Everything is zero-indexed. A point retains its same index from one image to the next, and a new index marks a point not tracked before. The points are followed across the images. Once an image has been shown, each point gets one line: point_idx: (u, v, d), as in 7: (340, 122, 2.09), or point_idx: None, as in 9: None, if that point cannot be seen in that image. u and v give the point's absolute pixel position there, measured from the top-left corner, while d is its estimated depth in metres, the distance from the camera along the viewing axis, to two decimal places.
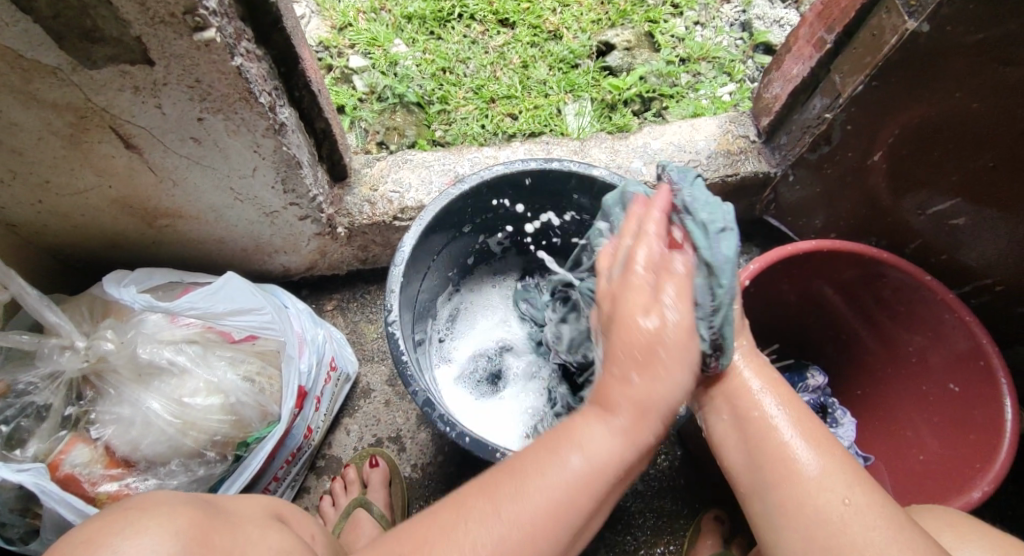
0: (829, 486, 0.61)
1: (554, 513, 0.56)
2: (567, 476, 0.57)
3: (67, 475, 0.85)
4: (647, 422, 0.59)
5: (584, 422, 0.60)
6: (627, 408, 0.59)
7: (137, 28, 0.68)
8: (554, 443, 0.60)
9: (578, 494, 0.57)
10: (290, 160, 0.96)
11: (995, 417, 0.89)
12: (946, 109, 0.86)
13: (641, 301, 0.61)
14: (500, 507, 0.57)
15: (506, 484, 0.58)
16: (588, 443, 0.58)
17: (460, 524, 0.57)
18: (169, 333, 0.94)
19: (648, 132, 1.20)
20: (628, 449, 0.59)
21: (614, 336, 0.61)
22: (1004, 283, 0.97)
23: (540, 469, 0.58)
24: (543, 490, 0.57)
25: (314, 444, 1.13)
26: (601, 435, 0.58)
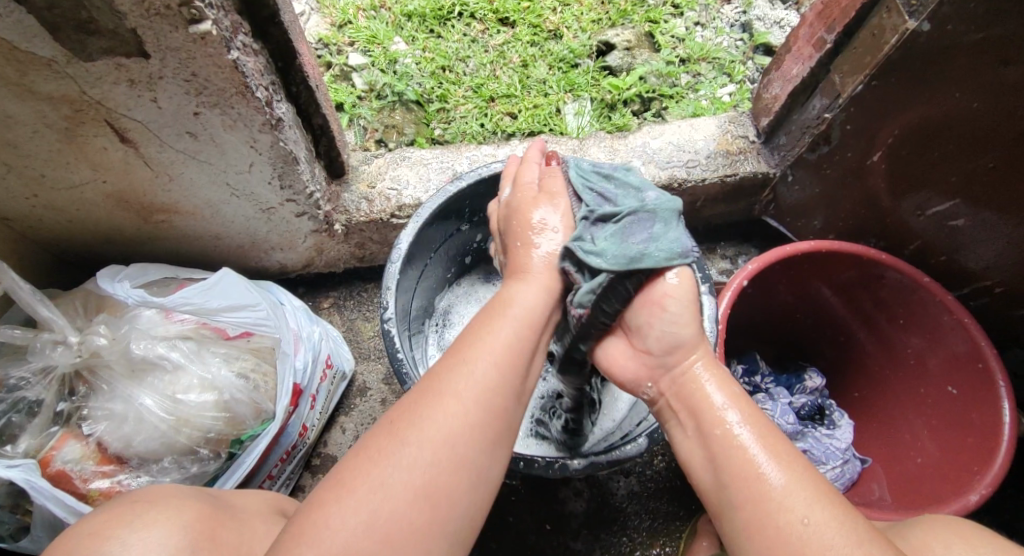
0: (788, 504, 0.60)
1: (516, 355, 0.68)
2: (508, 326, 0.69)
3: (58, 472, 0.85)
4: (555, 275, 0.78)
5: (511, 288, 0.75)
6: (538, 267, 0.78)
7: (133, 20, 0.67)
8: (495, 309, 0.72)
9: (526, 335, 0.70)
10: (287, 155, 0.95)
11: (994, 419, 0.89)
12: (946, 109, 0.85)
13: (530, 199, 0.82)
14: (467, 365, 0.65)
15: (465, 349, 0.67)
16: (522, 299, 0.73)
17: (440, 384, 0.63)
18: (163, 328, 0.93)
19: (647, 132, 1.20)
20: (549, 298, 0.75)
21: (514, 222, 0.82)
22: (1003, 285, 0.97)
23: (476, 336, 0.68)
24: (497, 337, 0.68)
25: (310, 442, 1.12)
26: (528, 290, 0.75)
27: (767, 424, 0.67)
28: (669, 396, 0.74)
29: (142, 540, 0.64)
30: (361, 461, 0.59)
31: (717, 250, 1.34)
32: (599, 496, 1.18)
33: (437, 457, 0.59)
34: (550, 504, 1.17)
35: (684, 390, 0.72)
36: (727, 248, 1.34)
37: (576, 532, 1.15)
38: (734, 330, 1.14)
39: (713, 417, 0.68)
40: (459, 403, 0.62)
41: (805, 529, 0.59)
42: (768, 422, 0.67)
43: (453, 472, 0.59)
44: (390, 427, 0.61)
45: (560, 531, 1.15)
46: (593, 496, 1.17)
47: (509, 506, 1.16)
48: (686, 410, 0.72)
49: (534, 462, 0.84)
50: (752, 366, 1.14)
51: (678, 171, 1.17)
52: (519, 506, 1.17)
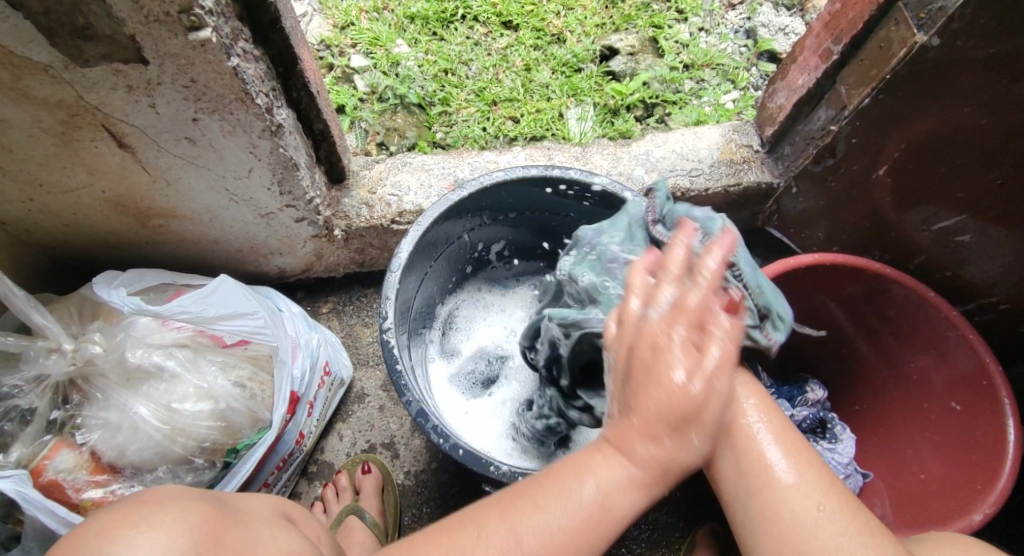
0: (804, 493, 0.61)
1: (560, 548, 0.57)
2: (582, 506, 0.58)
3: (50, 481, 0.84)
4: (659, 483, 0.58)
5: (596, 461, 0.58)
6: (642, 459, 0.57)
7: (130, 26, 0.66)
8: (568, 469, 0.60)
9: (582, 529, 0.58)
10: (287, 161, 0.94)
11: (998, 435, 0.88)
12: (954, 124, 0.84)
13: (676, 354, 0.55)
14: (523, 525, 0.58)
15: (518, 505, 0.59)
16: (598, 477, 0.58)
17: (480, 538, 0.58)
18: (160, 336, 0.91)
19: (650, 140, 1.19)
20: (641, 498, 0.58)
21: (647, 392, 0.55)
22: (1009, 301, 0.96)
23: (547, 497, 0.59)
24: (564, 510, 0.58)
25: (306, 450, 1.11)
26: (613, 473, 0.57)
27: (781, 416, 0.68)
28: None
29: (146, 541, 0.53)
30: None
31: None
32: None
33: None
34: None
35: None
36: None
37: None
38: None
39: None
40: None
41: (820, 519, 0.60)
42: (781, 412, 0.68)
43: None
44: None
45: None
46: None
47: None
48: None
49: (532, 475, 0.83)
50: (754, 377, 1.11)
51: (681, 179, 1.16)
52: None
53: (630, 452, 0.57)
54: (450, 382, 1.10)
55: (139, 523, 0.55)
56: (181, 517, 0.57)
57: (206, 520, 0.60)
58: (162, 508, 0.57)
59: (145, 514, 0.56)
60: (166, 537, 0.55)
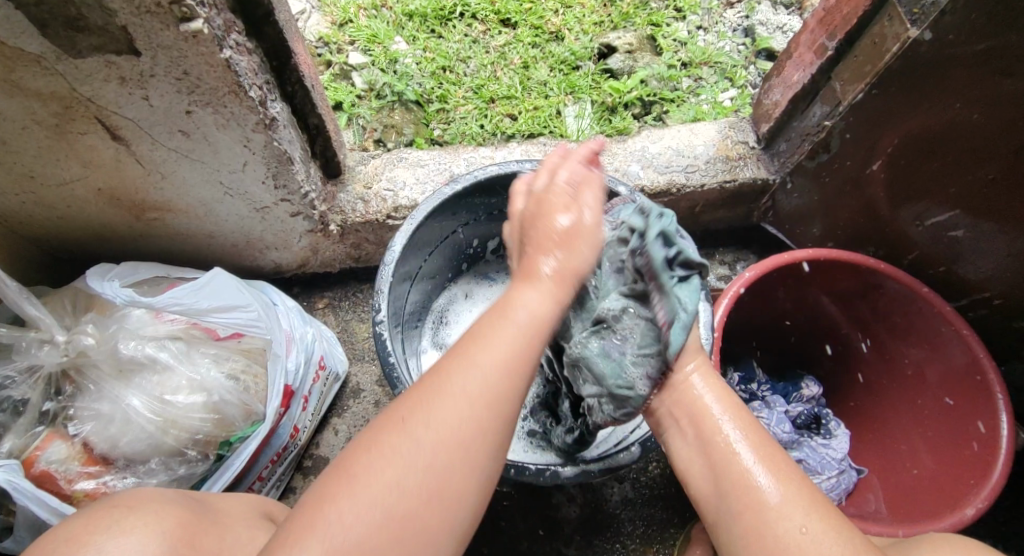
0: (786, 515, 0.61)
1: (520, 355, 0.60)
2: (518, 329, 0.61)
3: (42, 472, 0.84)
4: (569, 286, 0.64)
5: (515, 289, 0.64)
6: (549, 274, 0.63)
7: (123, 17, 0.66)
8: (494, 313, 0.63)
9: (530, 339, 0.61)
10: (281, 155, 0.94)
11: (990, 433, 0.88)
12: (946, 119, 0.84)
13: (560, 203, 0.67)
14: (474, 358, 0.59)
15: (466, 344, 0.60)
16: (529, 304, 0.62)
17: (443, 383, 0.58)
18: (153, 328, 0.91)
19: (646, 136, 1.19)
20: (560, 310, 0.64)
21: (534, 232, 0.66)
22: (1002, 297, 0.96)
23: (483, 335, 0.60)
24: (506, 340, 0.60)
25: (301, 444, 1.11)
26: (541, 296, 0.63)
27: (761, 435, 0.68)
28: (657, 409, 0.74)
29: (119, 545, 0.62)
30: (361, 453, 0.56)
31: (715, 256, 1.32)
32: (592, 501, 1.17)
33: (445, 450, 0.55)
34: (542, 508, 1.16)
35: (684, 399, 0.72)
36: (725, 254, 1.33)
37: (568, 538, 1.14)
38: (730, 336, 1.13)
39: (712, 424, 0.69)
40: (468, 401, 0.57)
41: (803, 538, 0.60)
42: (761, 430, 0.69)
43: (457, 476, 0.56)
44: (398, 421, 0.57)
45: (552, 538, 1.14)
46: (586, 503, 1.16)
47: (503, 512, 1.15)
48: (686, 420, 0.72)
49: (524, 468, 0.83)
50: (748, 374, 1.15)
51: (676, 175, 1.16)
52: (513, 511, 1.16)
53: (542, 267, 0.64)
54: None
55: (110, 529, 0.63)
56: (155, 521, 0.65)
57: (181, 523, 0.67)
58: (135, 513, 0.65)
59: (119, 518, 0.64)
60: (137, 539, 0.63)
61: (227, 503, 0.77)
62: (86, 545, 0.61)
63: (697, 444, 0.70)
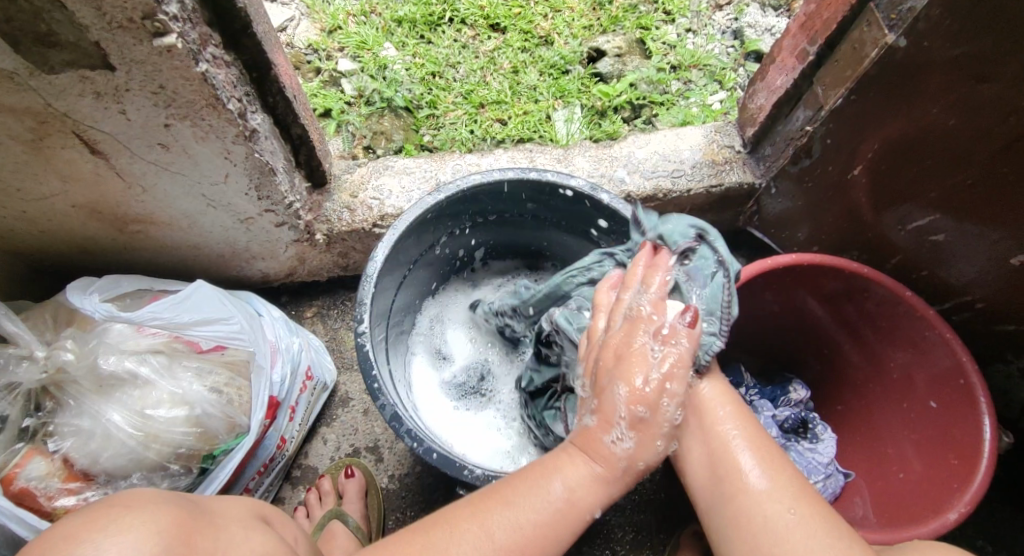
0: (776, 499, 0.62)
1: (531, 544, 0.63)
2: (549, 508, 0.64)
3: (21, 490, 0.83)
4: (621, 472, 0.65)
5: (568, 463, 0.66)
6: (608, 459, 0.65)
7: (95, 33, 0.66)
8: (537, 472, 0.66)
9: (551, 526, 0.64)
10: (263, 166, 0.94)
11: (974, 436, 0.88)
12: (923, 126, 0.84)
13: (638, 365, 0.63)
14: (489, 533, 0.62)
15: (488, 508, 0.64)
16: (568, 478, 0.65)
17: (450, 552, 0.62)
18: (134, 342, 0.91)
19: (632, 141, 1.19)
20: (602, 497, 0.65)
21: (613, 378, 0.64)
22: (984, 301, 0.96)
23: (511, 504, 0.64)
24: (529, 512, 0.63)
25: (287, 455, 1.10)
26: (582, 476, 0.65)
27: (756, 429, 0.68)
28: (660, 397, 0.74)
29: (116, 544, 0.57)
30: None
31: None
32: None
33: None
34: None
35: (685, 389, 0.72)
36: None
37: None
38: None
39: (709, 413, 0.69)
40: None
41: (790, 523, 0.60)
42: (755, 425, 0.69)
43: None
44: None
45: None
46: None
47: None
48: (687, 407, 0.71)
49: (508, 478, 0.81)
50: (736, 379, 1.13)
51: (662, 181, 1.16)
52: None
53: (596, 459, 0.65)
54: (436, 382, 1.10)
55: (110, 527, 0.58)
56: (152, 519, 0.61)
57: (178, 522, 0.64)
58: (134, 512, 0.61)
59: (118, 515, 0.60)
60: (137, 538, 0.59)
61: (226, 507, 0.75)
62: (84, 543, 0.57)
63: (695, 434, 0.69)
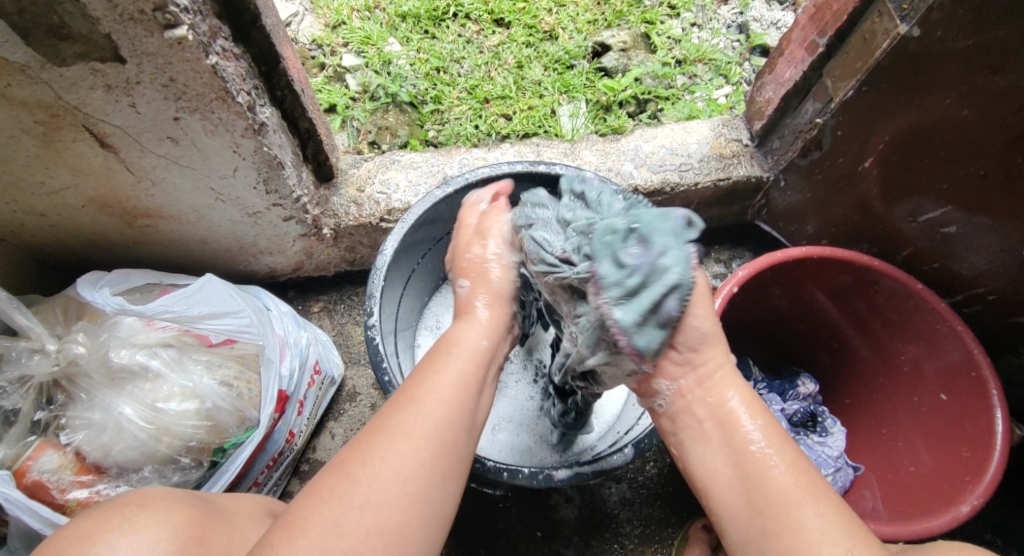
0: (830, 539, 0.57)
1: (459, 384, 0.65)
2: (458, 362, 0.66)
3: (34, 482, 0.84)
4: (502, 319, 0.73)
5: (453, 331, 0.71)
6: (483, 311, 0.72)
7: (106, 25, 0.66)
8: (437, 351, 0.68)
9: (471, 373, 0.66)
10: (271, 160, 0.94)
11: (986, 428, 0.88)
12: (936, 117, 0.84)
13: (471, 239, 0.77)
14: (414, 398, 0.62)
15: (417, 391, 0.63)
16: (466, 339, 0.69)
17: (384, 421, 0.61)
18: (144, 336, 0.92)
19: (639, 135, 1.18)
20: (496, 340, 0.71)
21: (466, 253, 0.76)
22: (996, 293, 0.95)
23: (421, 376, 0.65)
24: (444, 373, 0.65)
25: (297, 449, 1.11)
26: (475, 330, 0.70)
27: (790, 446, 0.64)
28: (687, 406, 0.68)
29: (130, 543, 0.61)
30: (312, 501, 0.56)
31: (711, 254, 1.32)
32: (589, 502, 1.16)
33: (398, 481, 0.57)
34: (539, 510, 1.16)
35: (711, 402, 0.66)
36: (721, 252, 1.33)
37: (566, 539, 1.14)
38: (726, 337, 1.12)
39: (743, 436, 0.64)
40: (413, 434, 0.60)
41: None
42: (789, 440, 0.64)
43: (416, 503, 0.57)
44: (341, 464, 0.58)
45: (550, 539, 1.14)
46: (584, 503, 1.16)
47: (500, 514, 1.15)
48: (713, 425, 0.66)
49: (518, 472, 0.82)
50: (745, 372, 1.13)
51: (670, 174, 1.15)
52: (510, 513, 1.15)
53: (478, 311, 0.72)
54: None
55: (121, 526, 0.62)
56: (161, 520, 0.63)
57: (190, 521, 0.66)
58: (146, 511, 0.65)
59: (129, 516, 0.64)
60: (148, 538, 0.62)
61: (237, 504, 0.76)
62: (98, 542, 0.61)
63: (728, 456, 0.64)
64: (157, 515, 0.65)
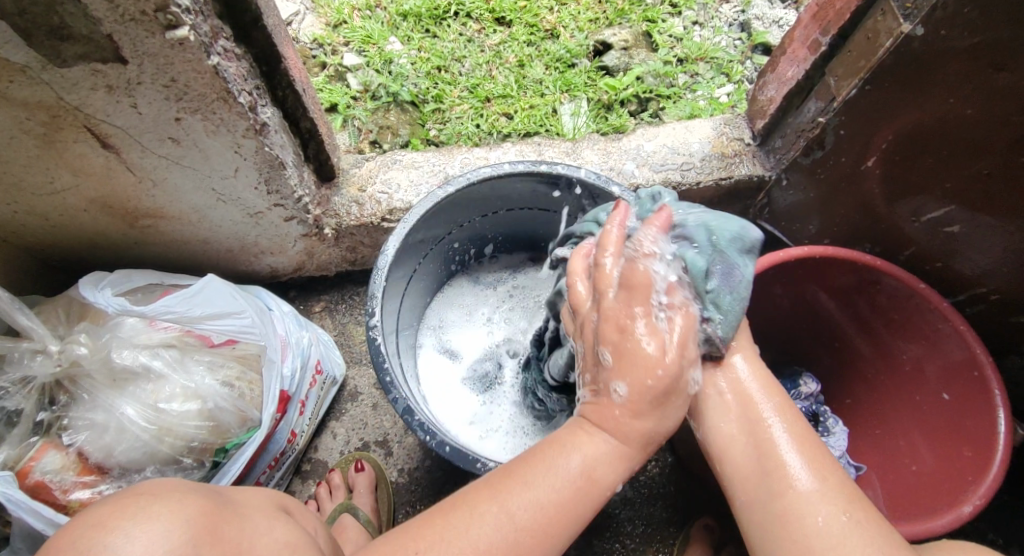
0: (828, 500, 0.60)
1: (559, 511, 0.59)
2: (566, 485, 0.60)
3: (36, 483, 0.84)
4: (644, 445, 0.62)
5: (584, 435, 0.62)
6: (625, 433, 0.60)
7: (108, 25, 0.66)
8: (552, 448, 0.62)
9: (575, 507, 0.60)
10: (273, 160, 0.94)
11: (988, 429, 0.87)
12: (940, 116, 0.84)
13: (639, 330, 0.59)
14: (509, 511, 0.59)
15: (511, 494, 0.60)
16: (587, 452, 0.61)
17: (464, 526, 0.59)
18: (146, 336, 0.92)
19: (640, 134, 1.18)
20: (622, 473, 0.61)
21: (628, 348, 0.59)
22: (998, 293, 0.95)
23: (526, 482, 0.60)
24: (547, 488, 0.59)
25: (298, 449, 1.11)
26: (603, 453, 0.61)
27: (798, 421, 0.66)
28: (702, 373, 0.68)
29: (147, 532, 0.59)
30: None
31: None
32: None
33: None
34: None
35: (723, 372, 0.68)
36: None
37: None
38: None
39: (752, 406, 0.66)
40: (482, 551, 0.58)
41: (844, 525, 0.59)
42: (797, 414, 0.67)
43: None
44: (413, 551, 0.58)
45: None
46: None
47: None
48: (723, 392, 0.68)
49: None
50: None
51: (672, 173, 1.15)
52: None
53: (612, 390, 0.59)
54: (459, 387, 1.09)
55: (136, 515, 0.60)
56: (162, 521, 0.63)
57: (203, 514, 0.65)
58: (160, 501, 0.62)
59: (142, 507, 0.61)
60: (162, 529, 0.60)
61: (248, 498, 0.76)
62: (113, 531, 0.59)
63: (735, 421, 0.66)
64: None
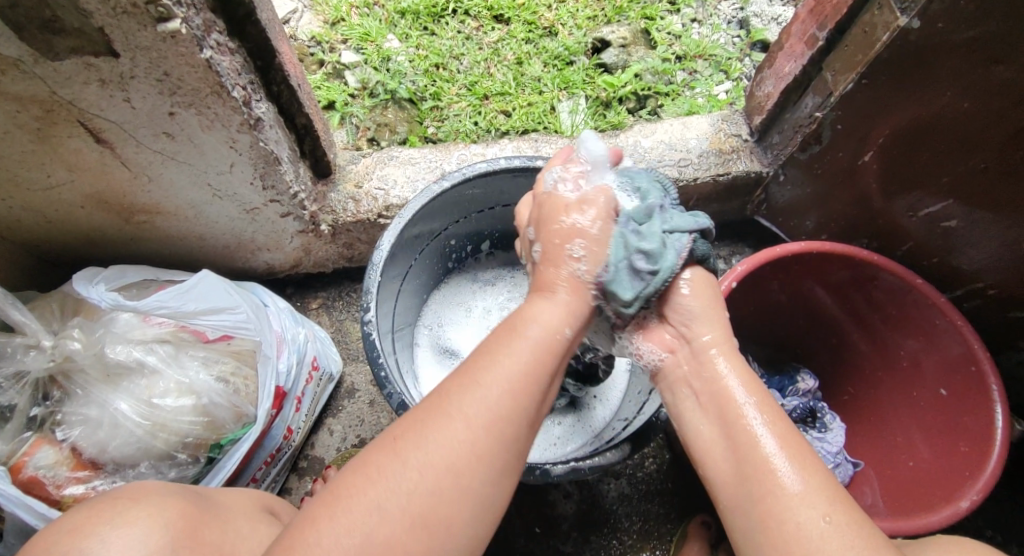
0: (810, 503, 0.57)
1: (529, 367, 0.61)
2: (528, 344, 0.62)
3: (30, 478, 0.84)
4: (582, 294, 0.69)
5: (532, 306, 0.67)
6: (562, 285, 0.69)
7: (99, 19, 0.66)
8: (508, 329, 0.65)
9: (542, 358, 0.62)
10: (268, 155, 0.94)
11: (986, 425, 0.87)
12: (936, 110, 0.84)
13: (561, 215, 0.72)
14: (480, 378, 0.59)
15: (479, 367, 0.60)
16: (539, 319, 0.65)
17: (443, 401, 0.58)
18: (140, 331, 0.92)
19: (637, 130, 1.17)
20: (571, 322, 0.67)
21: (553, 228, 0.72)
22: (996, 288, 0.95)
23: (492, 354, 0.61)
24: (514, 353, 0.61)
25: (294, 445, 1.10)
26: (554, 314, 0.66)
27: (785, 422, 0.64)
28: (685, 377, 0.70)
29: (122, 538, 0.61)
30: (355, 476, 0.56)
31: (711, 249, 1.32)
32: (588, 498, 1.16)
33: (442, 473, 0.55)
34: (538, 506, 1.15)
35: (708, 375, 0.69)
36: (720, 248, 1.32)
37: (565, 535, 1.14)
38: None
39: (735, 409, 0.65)
40: (470, 422, 0.57)
41: (824, 529, 0.56)
42: (784, 416, 0.64)
43: (459, 496, 0.55)
44: (395, 442, 0.57)
45: (549, 535, 1.14)
46: (583, 499, 1.16)
47: None
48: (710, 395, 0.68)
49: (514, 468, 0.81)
50: None
51: (669, 169, 1.14)
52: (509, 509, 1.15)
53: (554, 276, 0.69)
54: None
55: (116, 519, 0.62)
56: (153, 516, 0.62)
57: (184, 515, 0.66)
58: (139, 505, 0.65)
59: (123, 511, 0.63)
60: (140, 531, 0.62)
61: (230, 498, 0.77)
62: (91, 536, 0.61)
63: (719, 425, 0.65)
64: (151, 511, 0.64)
